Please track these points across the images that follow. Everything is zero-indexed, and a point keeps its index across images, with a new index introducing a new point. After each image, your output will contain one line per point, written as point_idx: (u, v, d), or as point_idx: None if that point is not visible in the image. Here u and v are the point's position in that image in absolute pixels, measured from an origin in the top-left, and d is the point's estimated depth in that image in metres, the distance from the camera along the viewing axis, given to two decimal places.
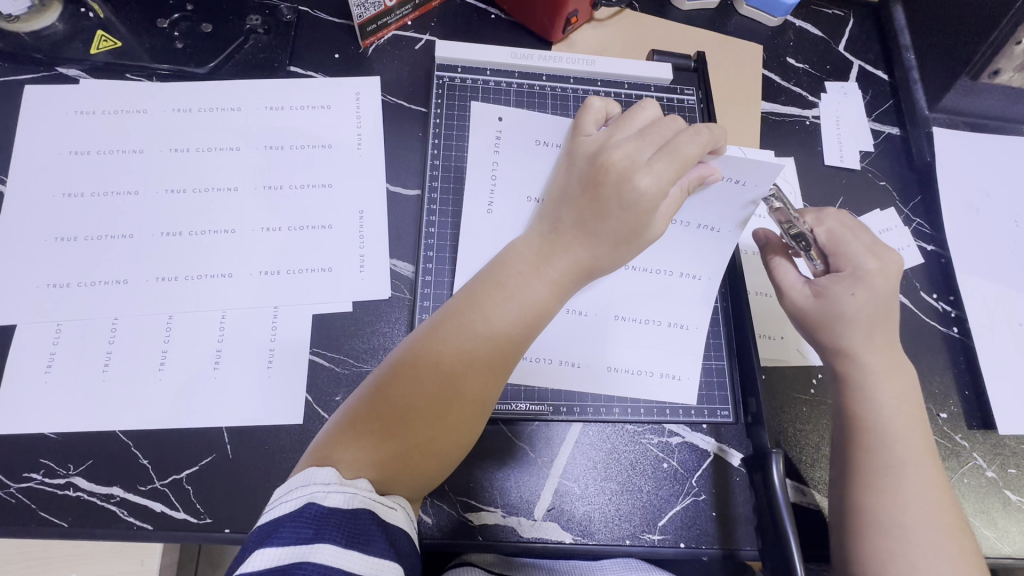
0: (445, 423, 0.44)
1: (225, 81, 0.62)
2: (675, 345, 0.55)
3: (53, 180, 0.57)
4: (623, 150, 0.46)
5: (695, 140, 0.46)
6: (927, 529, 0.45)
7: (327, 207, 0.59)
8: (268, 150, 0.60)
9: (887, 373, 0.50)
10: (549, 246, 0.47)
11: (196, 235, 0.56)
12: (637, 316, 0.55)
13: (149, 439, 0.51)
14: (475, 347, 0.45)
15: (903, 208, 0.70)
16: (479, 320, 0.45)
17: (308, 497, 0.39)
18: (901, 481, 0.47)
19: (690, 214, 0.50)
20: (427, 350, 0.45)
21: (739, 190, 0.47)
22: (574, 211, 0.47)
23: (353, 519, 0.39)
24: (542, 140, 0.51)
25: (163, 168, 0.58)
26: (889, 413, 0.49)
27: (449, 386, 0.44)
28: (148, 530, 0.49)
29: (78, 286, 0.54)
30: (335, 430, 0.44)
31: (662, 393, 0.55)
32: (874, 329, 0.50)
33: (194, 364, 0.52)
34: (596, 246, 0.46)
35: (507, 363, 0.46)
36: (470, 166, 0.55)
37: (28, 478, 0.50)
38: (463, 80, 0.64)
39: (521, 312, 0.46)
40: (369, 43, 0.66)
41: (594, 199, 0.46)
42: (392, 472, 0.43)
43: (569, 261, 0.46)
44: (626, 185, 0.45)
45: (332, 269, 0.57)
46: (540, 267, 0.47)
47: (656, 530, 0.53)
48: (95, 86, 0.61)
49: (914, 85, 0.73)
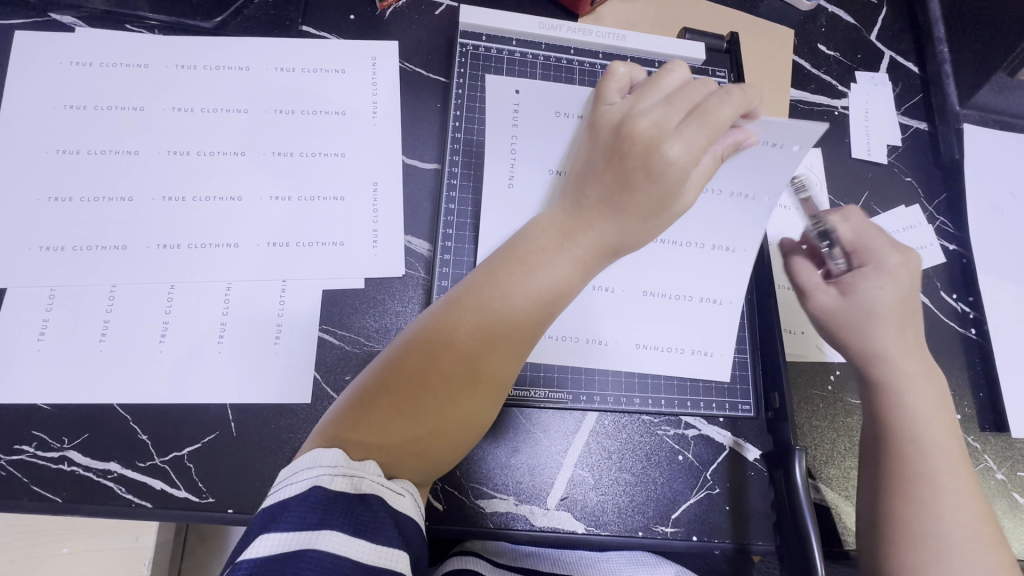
0: (456, 406, 0.42)
1: (234, 39, 0.58)
2: (705, 321, 0.54)
3: (47, 135, 0.53)
4: (650, 118, 0.43)
5: (726, 101, 0.44)
6: (964, 541, 0.44)
7: (339, 177, 0.56)
8: (279, 115, 0.57)
9: (921, 376, 0.49)
10: (573, 223, 0.45)
11: (199, 201, 0.53)
12: (666, 291, 0.54)
13: (149, 414, 0.48)
14: (491, 325, 0.43)
15: (927, 206, 0.68)
16: (496, 296, 0.43)
17: (314, 479, 0.37)
18: (936, 490, 0.45)
19: (720, 182, 0.48)
20: (443, 330, 0.43)
21: (777, 154, 0.45)
22: (598, 185, 0.44)
23: (361, 504, 0.37)
24: (563, 112, 0.48)
25: (165, 128, 0.55)
26: (925, 418, 0.47)
27: (462, 363, 0.42)
28: (146, 508, 0.47)
29: (74, 251, 0.51)
30: (342, 412, 0.41)
31: (695, 371, 0.54)
32: (898, 327, 0.49)
33: (197, 337, 0.50)
34: (622, 223, 0.44)
35: (524, 342, 0.44)
36: (488, 137, 0.51)
37: (19, 451, 0.47)
38: (487, 49, 0.60)
39: (542, 287, 0.43)
40: (387, 5, 0.63)
41: (619, 170, 0.44)
42: (402, 454, 0.41)
43: (594, 240, 0.44)
44: (653, 154, 0.43)
45: (343, 243, 0.54)
46: (563, 244, 0.44)
47: (669, 523, 0.52)
48: (92, 36, 0.57)
49: (947, 80, 0.71)
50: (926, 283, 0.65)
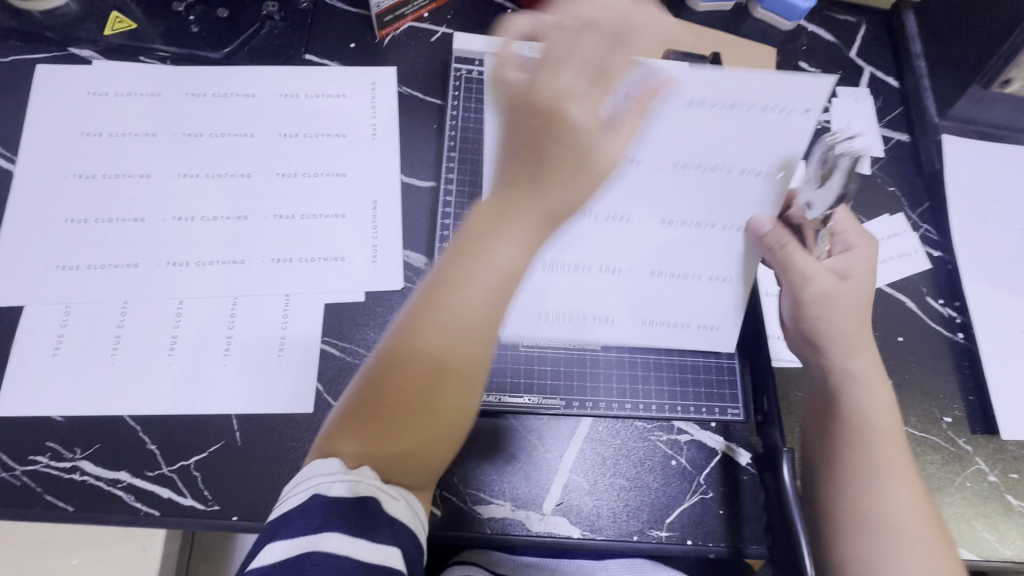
0: (427, 403, 0.39)
1: (240, 68, 0.62)
2: (713, 297, 0.52)
3: (65, 161, 0.57)
4: (557, 77, 0.37)
5: (609, 50, 0.38)
6: (903, 518, 0.47)
7: (341, 196, 0.58)
8: (283, 138, 0.60)
9: (869, 368, 0.52)
10: (505, 202, 0.39)
11: (207, 220, 0.56)
12: (676, 271, 0.51)
13: (158, 425, 0.50)
14: (445, 318, 0.39)
15: (911, 214, 0.70)
16: (439, 294, 0.39)
17: (314, 488, 0.39)
18: (879, 472, 0.48)
19: (743, 123, 0.41)
20: (396, 338, 0.40)
21: (786, 121, 0.41)
22: (524, 157, 0.38)
23: (358, 506, 0.38)
24: None
25: (176, 152, 0.58)
26: (870, 405, 0.51)
27: (415, 366, 0.39)
28: (154, 517, 0.48)
29: (88, 269, 0.53)
30: (335, 423, 0.42)
31: (696, 343, 0.55)
32: (843, 305, 0.53)
33: (204, 350, 0.52)
34: (569, 194, 0.38)
35: (484, 321, 0.39)
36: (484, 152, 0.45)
37: (33, 461, 0.49)
38: (480, 73, 0.64)
39: (493, 265, 0.38)
40: (386, 34, 0.66)
41: (536, 131, 0.37)
42: (383, 460, 0.40)
43: (531, 215, 0.38)
44: (559, 117, 0.37)
45: (344, 258, 0.57)
46: (505, 225, 0.38)
47: (663, 527, 0.53)
48: (108, 68, 0.60)
49: (926, 93, 0.73)
50: (912, 290, 0.67)
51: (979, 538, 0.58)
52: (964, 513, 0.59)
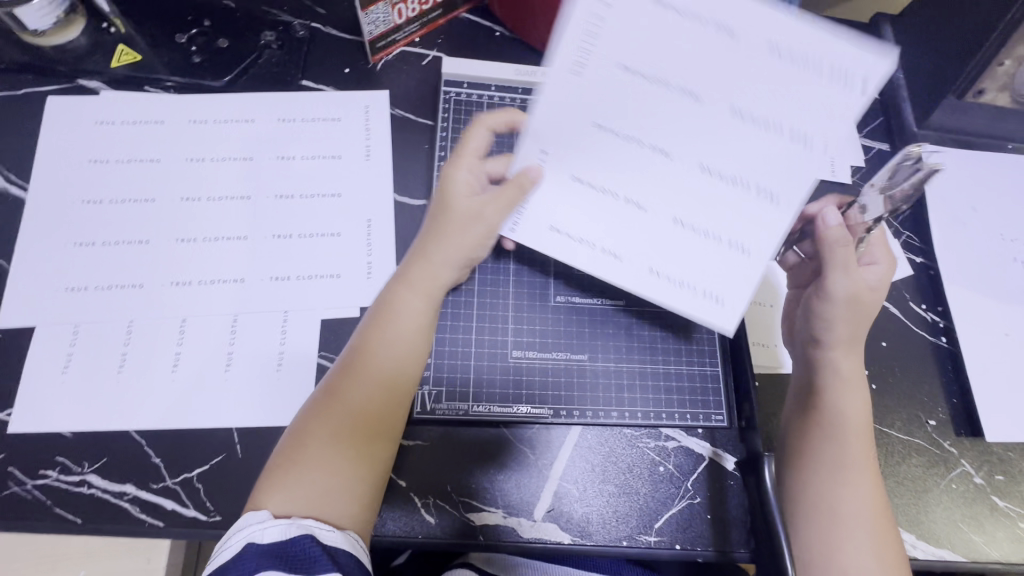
0: (346, 438, 0.48)
1: (241, 95, 0.65)
2: (726, 268, 0.46)
3: (74, 187, 0.59)
4: (457, 183, 0.53)
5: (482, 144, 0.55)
6: (865, 523, 0.50)
7: (336, 216, 0.61)
8: (281, 161, 0.62)
9: (853, 378, 0.55)
10: (410, 264, 0.53)
11: (209, 241, 0.58)
12: (697, 226, 0.46)
13: (162, 438, 0.52)
14: (368, 362, 0.50)
15: (893, 221, 0.72)
16: (376, 339, 0.51)
17: (246, 539, 0.43)
18: (850, 480, 0.51)
19: (786, 114, 0.38)
20: (337, 384, 0.50)
21: (840, 91, 0.36)
22: (428, 234, 0.53)
23: (292, 546, 0.42)
24: (628, 64, 0.40)
25: (180, 176, 0.61)
26: (851, 414, 0.53)
27: (354, 400, 0.49)
28: (158, 527, 0.50)
29: (96, 289, 0.56)
30: (272, 470, 0.47)
31: (695, 308, 0.48)
32: (868, 307, 0.55)
33: (206, 366, 0.54)
34: (447, 260, 0.53)
35: (410, 351, 0.51)
36: (541, 93, 0.42)
37: (43, 475, 0.51)
38: (468, 96, 0.67)
39: (400, 329, 0.51)
40: (379, 59, 0.69)
41: (447, 234, 0.53)
42: (327, 493, 0.46)
43: (434, 272, 0.53)
44: (451, 211, 0.53)
45: (340, 275, 0.59)
46: (404, 284, 0.52)
47: (652, 532, 0.54)
48: (115, 98, 0.63)
49: (903, 103, 0.75)
50: (895, 296, 0.69)
51: (966, 539, 0.59)
52: (950, 515, 0.60)
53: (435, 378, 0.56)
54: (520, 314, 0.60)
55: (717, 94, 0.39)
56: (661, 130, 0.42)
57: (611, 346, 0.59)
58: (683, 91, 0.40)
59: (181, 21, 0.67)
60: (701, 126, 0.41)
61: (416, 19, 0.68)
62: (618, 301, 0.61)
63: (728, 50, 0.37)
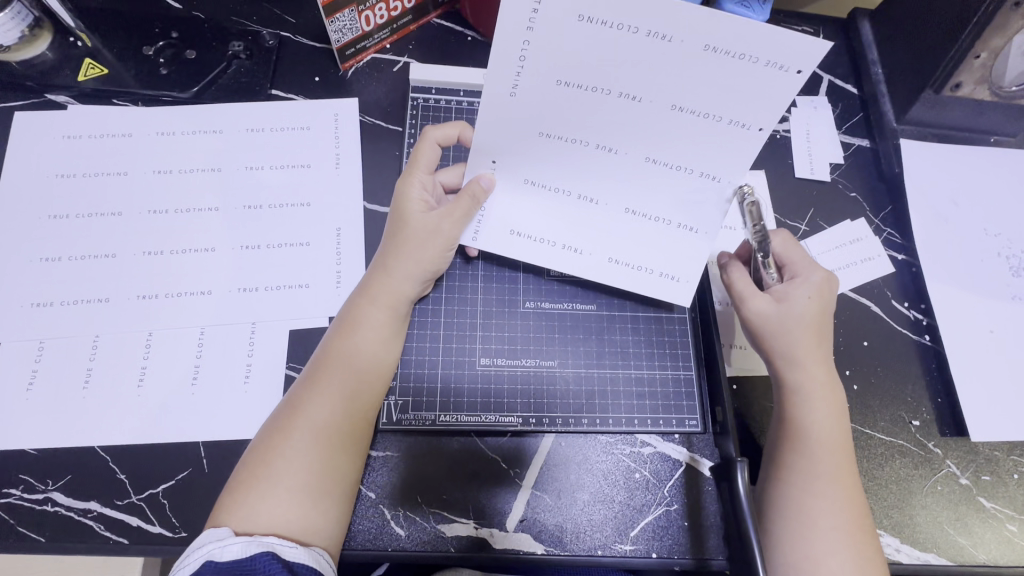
0: (308, 456, 0.47)
1: (209, 106, 0.64)
2: (678, 248, 0.52)
3: (40, 202, 0.59)
4: (413, 196, 0.53)
5: (430, 156, 0.54)
6: (835, 529, 0.50)
7: (305, 225, 0.60)
8: (249, 170, 0.62)
9: (823, 386, 0.54)
10: (373, 280, 0.53)
11: (177, 253, 0.58)
12: (649, 213, 0.50)
13: (128, 454, 0.52)
14: (330, 378, 0.50)
15: (873, 218, 0.71)
16: (339, 355, 0.51)
17: (205, 556, 0.42)
18: (821, 487, 0.51)
19: (721, 106, 0.40)
20: (298, 402, 0.49)
21: (774, 80, 0.38)
22: (389, 248, 0.53)
23: (251, 565, 0.42)
24: (564, 80, 0.40)
25: (147, 189, 0.60)
26: (820, 422, 0.53)
27: (316, 417, 0.49)
28: (123, 544, 0.50)
29: (62, 304, 0.55)
30: (232, 495, 0.46)
31: (657, 290, 0.54)
32: (816, 321, 0.56)
33: (172, 380, 0.54)
34: (410, 273, 0.53)
35: (373, 364, 0.51)
36: (483, 112, 0.43)
37: (7, 494, 0.51)
38: (437, 101, 0.66)
39: (363, 342, 0.51)
40: (349, 66, 0.68)
41: (407, 247, 0.53)
42: (290, 517, 0.45)
43: (397, 287, 0.53)
44: (412, 224, 0.53)
45: (308, 285, 0.58)
46: (367, 299, 0.52)
47: (627, 540, 0.53)
48: (83, 112, 0.63)
49: (882, 98, 0.74)
50: (877, 294, 0.67)
51: (952, 543, 0.57)
52: (935, 518, 0.58)
53: (401, 389, 0.56)
54: (489, 321, 0.59)
55: (657, 94, 0.40)
56: (609, 131, 0.44)
57: (582, 352, 0.59)
58: (627, 96, 0.41)
59: (149, 33, 0.67)
60: (645, 126, 0.43)
61: (386, 26, 0.67)
62: (589, 306, 0.60)
63: (664, 56, 0.38)
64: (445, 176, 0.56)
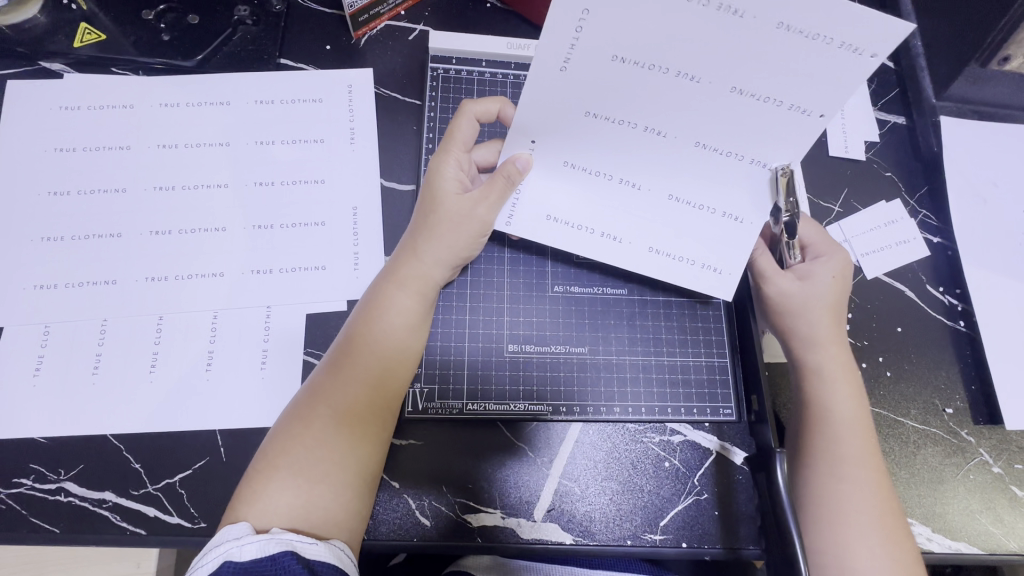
0: (333, 448, 0.45)
1: (215, 76, 0.60)
2: (718, 236, 0.49)
3: (41, 177, 0.56)
4: (444, 176, 0.50)
5: (464, 133, 0.51)
6: (868, 516, 0.48)
7: (319, 203, 0.57)
8: (258, 145, 0.59)
9: (848, 368, 0.53)
10: (399, 264, 0.50)
11: (187, 233, 0.55)
12: (692, 199, 0.47)
13: (142, 443, 0.50)
14: (358, 367, 0.48)
15: (909, 199, 0.68)
16: (367, 342, 0.48)
17: (222, 556, 0.39)
18: (854, 473, 0.49)
19: (784, 90, 0.38)
20: (324, 390, 0.47)
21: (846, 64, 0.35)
22: (418, 232, 0.50)
23: (270, 564, 0.39)
24: (621, 55, 0.37)
25: (152, 164, 0.57)
26: (848, 406, 0.51)
27: (342, 407, 0.47)
28: (141, 535, 0.48)
29: (67, 287, 0.53)
30: (252, 487, 0.44)
31: (701, 284, 0.51)
32: (844, 302, 0.54)
33: (185, 367, 0.51)
34: (436, 259, 0.50)
35: (401, 353, 0.49)
36: (528, 86, 0.40)
37: (18, 484, 0.49)
38: (457, 72, 0.63)
39: (390, 329, 0.49)
40: (362, 34, 0.64)
41: (437, 230, 0.50)
42: (309, 511, 0.44)
43: (425, 273, 0.50)
44: (441, 206, 0.50)
45: (325, 267, 0.56)
46: (394, 284, 0.50)
47: (657, 530, 0.52)
48: (81, 82, 0.59)
49: (922, 73, 0.70)
50: (910, 278, 0.65)
51: (983, 531, 0.57)
52: (966, 506, 0.57)
53: (427, 376, 0.53)
54: (514, 305, 0.57)
55: (718, 75, 0.37)
56: (657, 113, 0.41)
57: (613, 339, 0.57)
58: (684, 75, 0.38)
59: None
60: (699, 112, 0.40)
61: None
62: (619, 290, 0.58)
63: (729, 33, 0.35)
64: (480, 154, 0.53)
